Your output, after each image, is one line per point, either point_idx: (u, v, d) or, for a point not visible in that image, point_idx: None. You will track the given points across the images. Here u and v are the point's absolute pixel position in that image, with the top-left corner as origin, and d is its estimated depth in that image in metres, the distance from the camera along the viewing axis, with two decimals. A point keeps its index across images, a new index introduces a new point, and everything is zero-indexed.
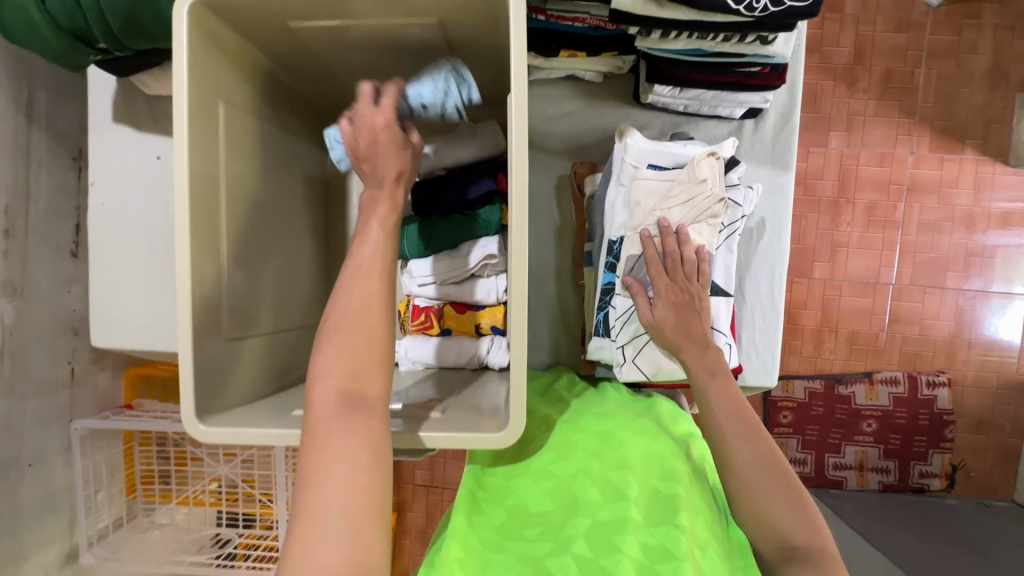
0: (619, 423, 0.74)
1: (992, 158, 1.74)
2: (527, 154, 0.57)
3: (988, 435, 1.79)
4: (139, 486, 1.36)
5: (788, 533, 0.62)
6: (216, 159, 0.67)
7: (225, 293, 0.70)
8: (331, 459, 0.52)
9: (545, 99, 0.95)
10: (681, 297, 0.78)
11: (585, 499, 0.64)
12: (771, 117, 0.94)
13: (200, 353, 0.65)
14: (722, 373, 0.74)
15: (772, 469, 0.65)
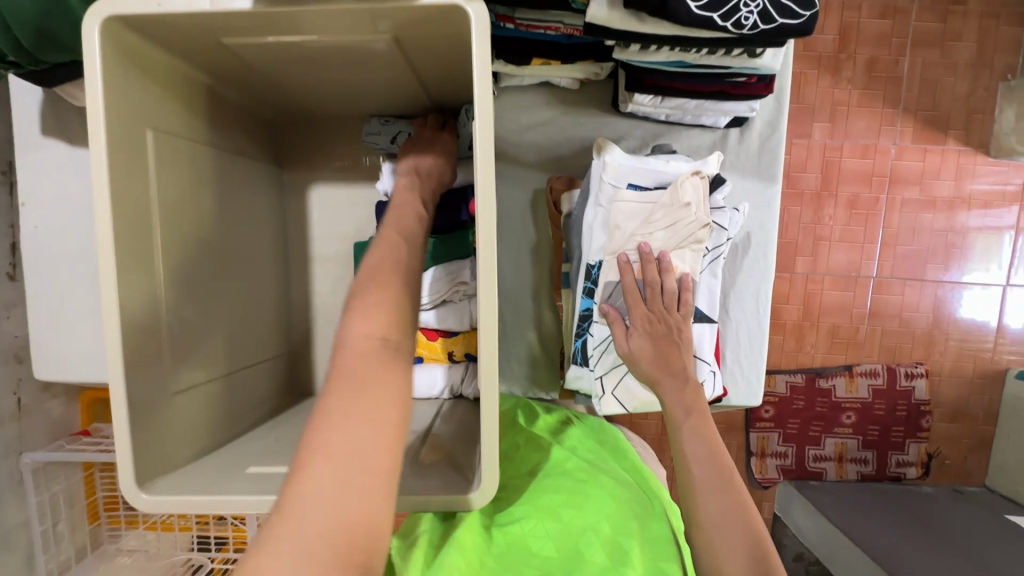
0: (630, 495, 0.72)
1: (973, 150, 1.72)
2: (493, 173, 0.49)
3: (964, 423, 1.82)
4: (103, 512, 1.29)
5: None
6: (144, 189, 0.60)
7: (164, 332, 0.63)
8: (357, 418, 0.47)
9: (517, 108, 0.89)
10: (660, 327, 0.74)
11: (588, 557, 0.60)
12: (757, 126, 0.89)
13: (135, 406, 0.58)
14: (699, 413, 0.69)
15: (742, 526, 0.62)
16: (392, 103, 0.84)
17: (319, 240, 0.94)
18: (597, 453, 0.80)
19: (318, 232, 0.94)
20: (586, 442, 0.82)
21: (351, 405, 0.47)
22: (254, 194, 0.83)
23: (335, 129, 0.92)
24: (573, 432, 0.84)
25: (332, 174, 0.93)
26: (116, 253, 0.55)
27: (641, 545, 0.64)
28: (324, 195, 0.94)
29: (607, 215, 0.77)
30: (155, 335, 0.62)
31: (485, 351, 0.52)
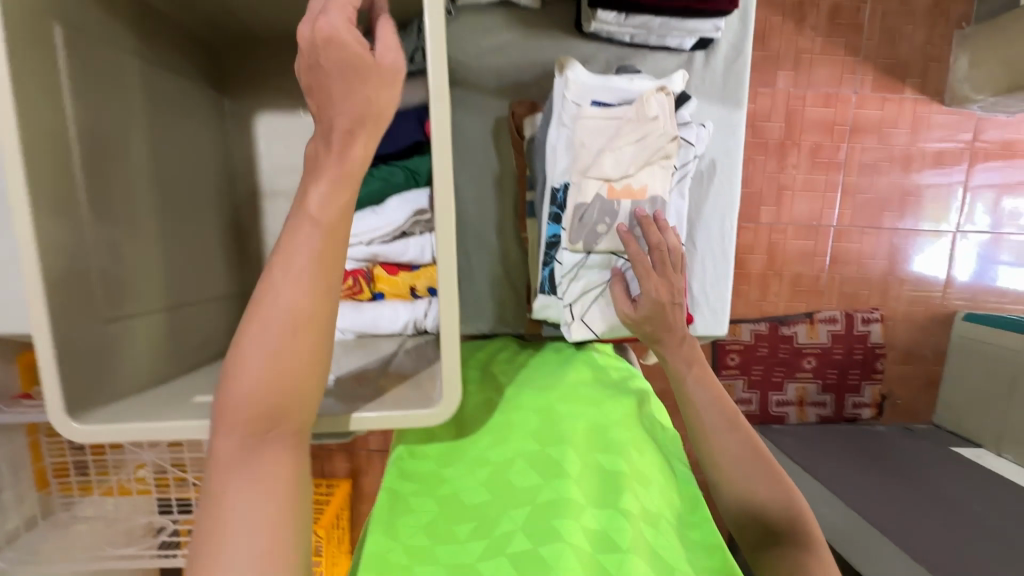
0: (562, 395, 0.71)
1: (930, 98, 1.75)
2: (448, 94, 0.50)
3: (914, 364, 1.90)
4: (52, 480, 1.21)
5: (769, 513, 0.60)
6: (57, 103, 0.54)
7: (91, 261, 0.58)
8: (240, 523, 0.43)
9: (476, 29, 0.84)
10: (666, 289, 0.71)
11: (523, 484, 0.59)
12: (723, 49, 0.87)
13: (63, 339, 0.54)
14: (699, 363, 0.69)
15: (755, 458, 0.63)
16: None
17: (269, 174, 0.88)
18: (539, 369, 0.79)
19: (267, 165, 0.88)
20: (518, 366, 0.81)
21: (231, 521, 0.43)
22: (191, 123, 0.77)
23: (279, 52, 0.85)
24: (502, 364, 0.82)
25: (279, 103, 0.87)
26: (27, 176, 0.50)
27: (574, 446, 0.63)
28: (270, 125, 0.88)
29: (574, 131, 0.73)
30: (82, 271, 0.57)
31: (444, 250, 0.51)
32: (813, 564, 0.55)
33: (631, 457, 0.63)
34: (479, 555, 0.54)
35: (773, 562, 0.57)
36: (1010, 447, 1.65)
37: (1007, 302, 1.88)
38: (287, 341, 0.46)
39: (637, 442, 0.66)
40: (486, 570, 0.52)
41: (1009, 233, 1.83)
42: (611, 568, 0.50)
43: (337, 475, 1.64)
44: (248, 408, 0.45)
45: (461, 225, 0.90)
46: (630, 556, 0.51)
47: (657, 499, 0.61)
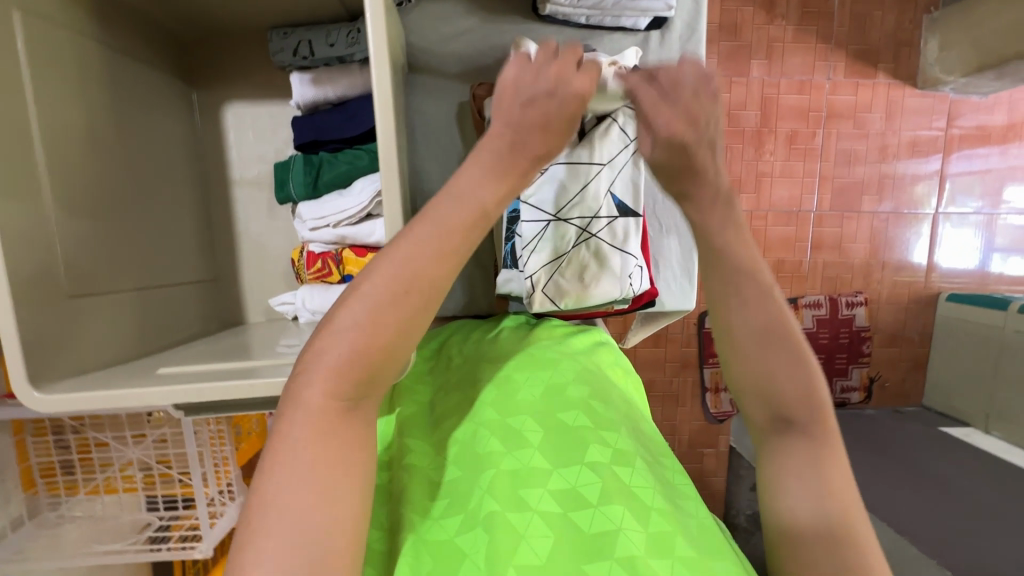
0: (519, 364, 0.69)
1: (902, 82, 1.75)
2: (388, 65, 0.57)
3: (900, 346, 1.87)
4: (39, 480, 1.19)
5: (786, 399, 0.55)
6: (18, 98, 0.56)
7: (59, 251, 0.60)
8: (296, 481, 0.43)
9: (436, 16, 0.87)
10: (691, 127, 0.55)
11: (485, 452, 0.57)
12: (678, 27, 0.89)
13: (26, 321, 0.55)
14: (737, 225, 0.59)
15: (775, 332, 0.56)
16: (303, 9, 0.80)
17: (239, 163, 0.91)
18: (502, 339, 0.78)
19: (237, 154, 0.91)
20: (469, 343, 0.80)
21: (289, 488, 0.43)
22: (159, 116, 0.79)
23: (249, 46, 0.88)
24: (458, 348, 0.80)
25: (248, 94, 0.90)
26: None
27: (534, 411, 0.61)
28: (239, 115, 0.90)
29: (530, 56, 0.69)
30: (50, 258, 0.59)
31: (388, 208, 0.59)
32: (824, 460, 0.53)
33: (594, 409, 0.61)
34: (456, 529, 0.52)
35: (777, 448, 0.55)
36: (997, 426, 1.61)
37: (990, 284, 1.87)
38: (398, 301, 0.47)
39: (597, 393, 0.65)
40: (466, 546, 0.50)
41: (1004, 213, 1.83)
42: (583, 525, 0.50)
43: None
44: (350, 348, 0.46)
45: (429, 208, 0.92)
46: (602, 509, 0.50)
47: (629, 443, 0.59)
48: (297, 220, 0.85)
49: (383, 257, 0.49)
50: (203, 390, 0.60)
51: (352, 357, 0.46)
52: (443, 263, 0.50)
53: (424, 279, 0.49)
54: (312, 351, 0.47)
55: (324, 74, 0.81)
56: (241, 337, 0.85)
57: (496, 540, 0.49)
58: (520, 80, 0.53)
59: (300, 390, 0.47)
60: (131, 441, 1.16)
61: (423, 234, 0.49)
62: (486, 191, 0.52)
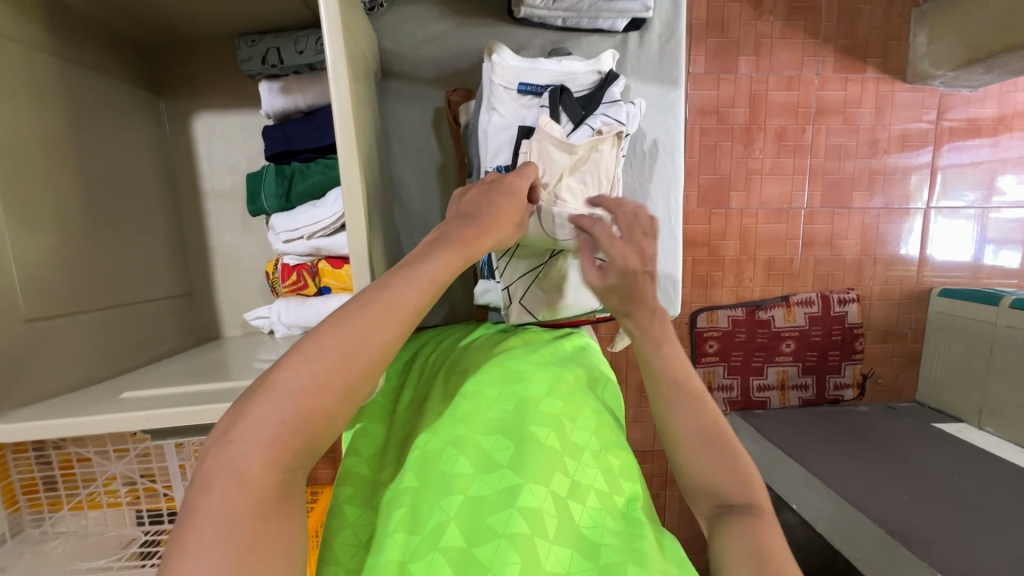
0: (488, 377, 0.65)
1: (892, 76, 1.71)
2: (346, 78, 0.56)
3: (894, 343, 1.85)
4: (20, 497, 1.12)
5: (724, 490, 0.60)
6: None
7: (15, 273, 0.58)
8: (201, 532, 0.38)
9: (408, 20, 0.85)
10: (637, 260, 0.71)
11: (453, 473, 0.54)
12: (656, 29, 0.88)
13: None
14: (669, 342, 0.71)
15: (710, 434, 0.63)
16: (271, 16, 0.78)
17: (212, 175, 0.89)
18: (480, 346, 0.74)
19: (208, 165, 0.89)
20: (440, 350, 0.76)
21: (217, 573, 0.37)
22: (127, 128, 0.78)
23: (217, 55, 0.86)
24: (431, 358, 0.74)
25: (218, 103, 0.88)
26: None
27: (507, 429, 0.58)
28: (210, 126, 0.88)
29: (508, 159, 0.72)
30: (7, 283, 0.57)
31: (353, 219, 0.59)
32: (761, 532, 0.56)
33: (563, 430, 0.59)
34: (411, 552, 0.49)
35: (720, 531, 0.58)
36: (990, 421, 1.60)
37: (983, 277, 1.84)
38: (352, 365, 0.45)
39: (569, 410, 0.62)
40: (423, 570, 0.47)
41: (996, 206, 1.80)
42: (542, 557, 0.48)
43: (321, 483, 1.42)
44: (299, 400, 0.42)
45: (406, 216, 0.90)
46: (558, 544, 0.49)
47: (590, 473, 0.56)
48: (270, 232, 0.82)
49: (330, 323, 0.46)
50: (164, 416, 0.58)
51: (292, 426, 0.42)
52: (395, 336, 0.49)
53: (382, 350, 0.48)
54: (247, 413, 0.42)
55: (294, 82, 0.80)
56: (217, 353, 0.83)
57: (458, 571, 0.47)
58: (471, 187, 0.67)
59: (229, 457, 0.41)
60: (112, 456, 1.14)
61: (375, 300, 0.49)
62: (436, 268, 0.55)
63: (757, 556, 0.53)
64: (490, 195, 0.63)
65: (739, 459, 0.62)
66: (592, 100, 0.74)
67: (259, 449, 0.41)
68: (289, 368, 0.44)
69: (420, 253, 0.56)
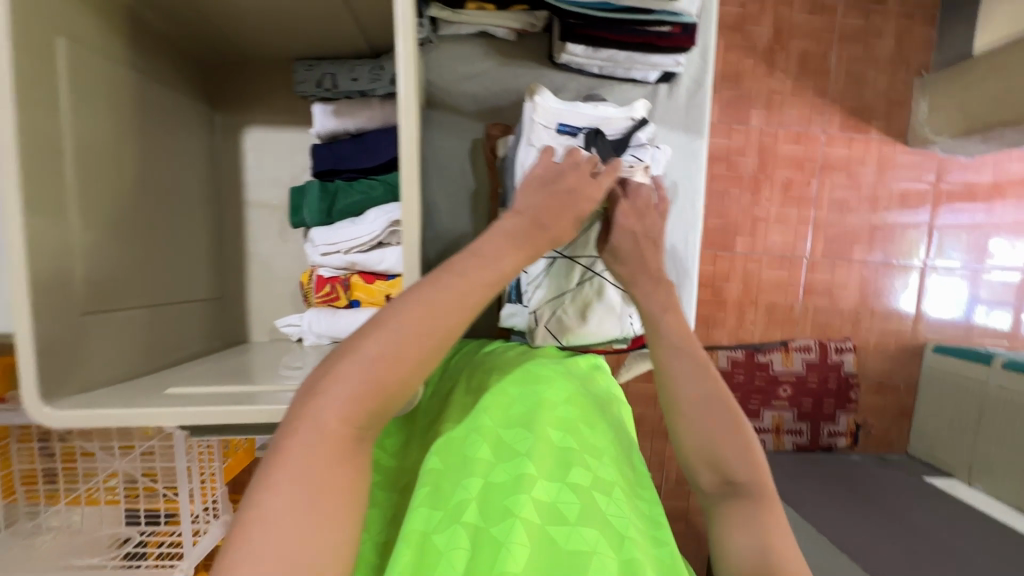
0: (511, 377, 0.65)
1: (894, 139, 1.80)
2: (416, 95, 0.58)
3: (887, 395, 1.89)
4: (19, 489, 1.16)
5: (730, 469, 0.62)
6: (57, 118, 0.58)
7: (79, 269, 0.62)
8: (287, 466, 0.45)
9: (455, 57, 0.91)
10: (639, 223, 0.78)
11: (474, 457, 0.54)
12: (685, 83, 0.94)
13: (45, 336, 0.57)
14: (674, 309, 0.75)
15: (722, 408, 0.66)
16: (332, 45, 0.84)
17: (255, 186, 0.93)
18: (500, 352, 0.75)
19: (253, 177, 0.93)
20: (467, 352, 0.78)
21: (299, 502, 0.43)
22: (185, 133, 0.82)
23: (273, 76, 0.92)
24: (456, 359, 0.76)
25: (269, 119, 0.93)
26: (22, 178, 0.53)
27: (526, 424, 0.58)
28: (258, 140, 0.93)
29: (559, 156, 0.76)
30: (68, 279, 0.60)
31: (409, 239, 0.60)
32: (769, 519, 0.59)
33: (579, 432, 0.59)
34: (434, 524, 0.49)
35: (726, 513, 0.61)
36: (980, 479, 1.62)
37: (974, 336, 1.90)
38: (410, 342, 0.51)
39: (584, 417, 0.62)
40: (445, 543, 0.47)
41: (988, 268, 1.87)
42: (560, 541, 0.47)
43: None
44: (371, 365, 0.49)
45: (436, 239, 0.94)
46: (579, 527, 0.48)
47: (610, 472, 0.56)
48: (308, 244, 0.86)
49: (407, 299, 0.53)
50: (210, 414, 0.60)
51: (369, 387, 0.48)
52: (458, 315, 0.54)
53: (435, 325, 0.52)
54: (330, 374, 0.49)
55: (345, 106, 0.84)
56: (245, 357, 0.86)
57: (479, 550, 0.46)
58: (544, 180, 0.69)
59: (314, 411, 0.47)
60: (117, 452, 1.13)
61: (447, 283, 0.55)
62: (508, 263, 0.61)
63: (765, 549, 0.56)
64: (566, 202, 0.68)
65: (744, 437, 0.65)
66: (622, 142, 0.80)
67: (337, 406, 0.47)
68: (370, 338, 0.50)
69: (491, 244, 0.61)
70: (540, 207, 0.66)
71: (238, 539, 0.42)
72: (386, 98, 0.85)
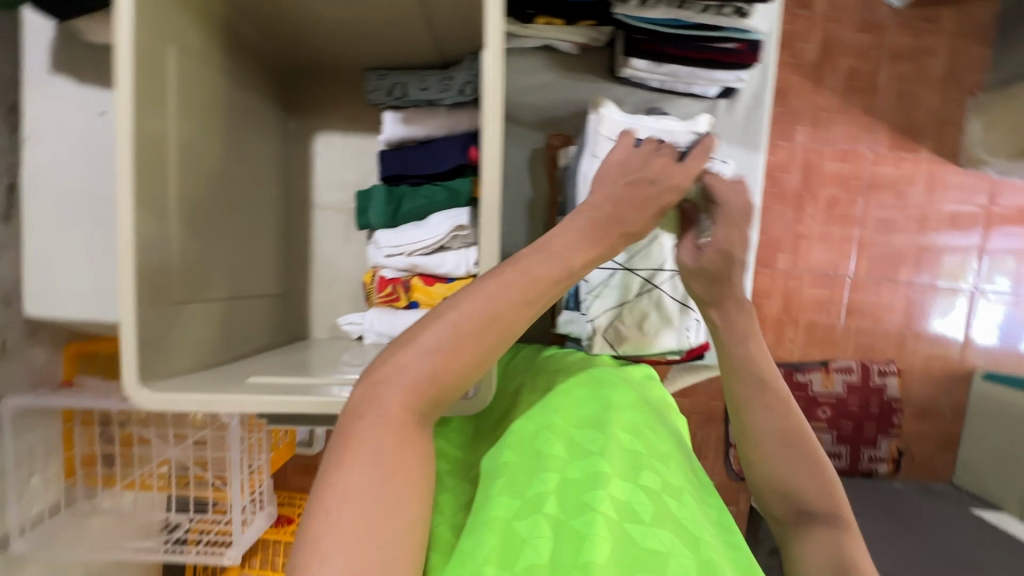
0: (576, 380, 0.67)
1: (945, 159, 1.76)
2: (500, 105, 0.60)
3: (932, 421, 1.83)
4: (79, 470, 1.17)
5: (803, 497, 0.62)
6: (165, 118, 0.62)
7: (174, 260, 0.66)
8: (355, 446, 0.48)
9: (520, 69, 0.93)
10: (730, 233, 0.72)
11: (548, 454, 0.56)
12: (745, 99, 0.95)
13: (143, 322, 0.60)
14: (754, 336, 0.69)
15: (791, 440, 0.64)
16: (404, 56, 0.87)
17: (322, 188, 0.97)
18: (560, 356, 0.76)
19: (321, 179, 0.97)
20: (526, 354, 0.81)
21: (369, 480, 0.46)
22: (263, 136, 0.87)
23: (343, 84, 0.96)
24: (516, 361, 0.79)
25: (337, 125, 0.97)
26: (135, 173, 0.57)
27: (596, 424, 0.59)
28: (328, 144, 0.97)
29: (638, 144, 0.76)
30: (164, 269, 0.64)
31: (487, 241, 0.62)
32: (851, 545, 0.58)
33: (646, 435, 0.60)
34: (513, 512, 0.51)
35: (800, 538, 0.61)
36: None
37: None
38: (468, 332, 0.52)
39: (650, 423, 0.63)
40: (527, 530, 0.49)
41: None
42: (637, 537, 0.48)
43: None
44: (432, 353, 0.51)
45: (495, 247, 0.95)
46: (653, 528, 0.49)
47: (678, 478, 0.57)
48: (372, 245, 0.90)
49: (467, 293, 0.55)
50: (289, 403, 0.62)
51: (430, 373, 0.51)
52: (518, 308, 0.55)
53: (496, 316, 0.54)
54: (393, 360, 0.52)
55: (415, 114, 0.87)
56: (306, 352, 0.89)
57: (559, 543, 0.48)
58: (625, 170, 0.68)
59: (379, 395, 0.50)
60: (172, 439, 1.17)
61: (511, 278, 0.55)
62: (578, 256, 0.60)
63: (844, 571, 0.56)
64: (646, 192, 0.67)
65: (820, 462, 0.63)
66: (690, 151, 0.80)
67: (400, 391, 0.50)
68: (432, 328, 0.53)
69: (562, 235, 0.61)
70: (618, 201, 0.65)
71: (313, 511, 0.45)
72: (453, 107, 0.86)
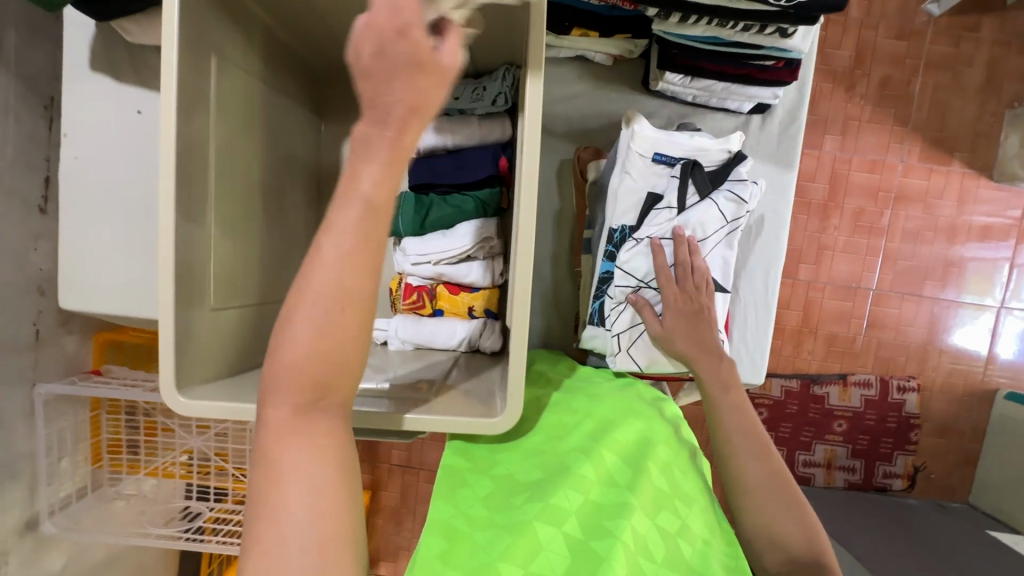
0: (610, 408, 0.68)
1: (978, 172, 1.72)
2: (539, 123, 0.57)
3: (951, 439, 1.80)
4: (105, 455, 1.20)
5: (789, 541, 0.59)
6: (206, 124, 0.63)
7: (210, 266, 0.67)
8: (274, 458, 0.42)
9: (554, 80, 0.93)
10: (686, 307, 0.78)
11: (577, 472, 0.56)
12: (779, 114, 0.93)
13: (180, 328, 0.62)
14: (736, 388, 0.72)
15: (780, 488, 0.63)
16: None
17: None
18: (589, 383, 0.77)
19: None
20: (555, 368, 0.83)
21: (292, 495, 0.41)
22: (297, 141, 0.88)
23: None
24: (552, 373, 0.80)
25: None
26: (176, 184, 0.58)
27: (629, 459, 0.60)
28: None
29: None
30: (202, 274, 0.65)
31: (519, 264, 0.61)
32: None
33: (675, 476, 0.60)
34: (535, 514, 0.52)
35: None
36: None
37: None
38: (332, 309, 0.42)
39: (675, 461, 0.63)
40: (545, 538, 0.50)
41: None
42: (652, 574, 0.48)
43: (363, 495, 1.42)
44: (308, 341, 0.42)
45: None
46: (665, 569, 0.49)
47: (700, 521, 0.57)
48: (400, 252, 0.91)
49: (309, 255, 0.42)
50: None
51: (308, 359, 0.42)
52: (355, 256, 0.42)
53: (352, 283, 0.42)
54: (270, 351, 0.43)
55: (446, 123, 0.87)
56: None
57: (576, 562, 0.48)
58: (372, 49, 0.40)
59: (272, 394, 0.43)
60: (194, 430, 1.20)
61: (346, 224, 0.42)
62: (368, 180, 0.42)
63: None
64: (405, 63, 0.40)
65: (803, 510, 0.62)
66: (720, 174, 0.83)
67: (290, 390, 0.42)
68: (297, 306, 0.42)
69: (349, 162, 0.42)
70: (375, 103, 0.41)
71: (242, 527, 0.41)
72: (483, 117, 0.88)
